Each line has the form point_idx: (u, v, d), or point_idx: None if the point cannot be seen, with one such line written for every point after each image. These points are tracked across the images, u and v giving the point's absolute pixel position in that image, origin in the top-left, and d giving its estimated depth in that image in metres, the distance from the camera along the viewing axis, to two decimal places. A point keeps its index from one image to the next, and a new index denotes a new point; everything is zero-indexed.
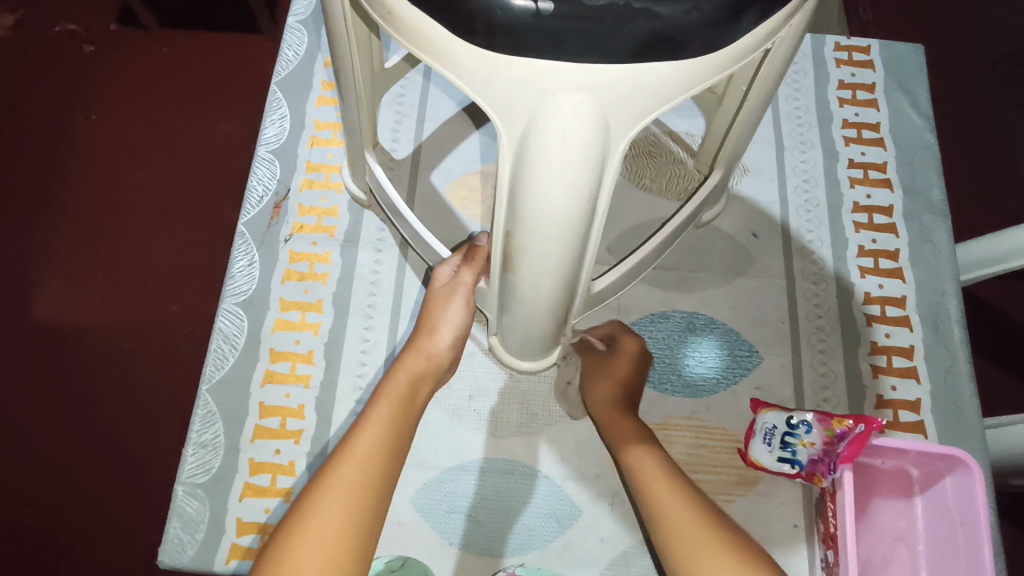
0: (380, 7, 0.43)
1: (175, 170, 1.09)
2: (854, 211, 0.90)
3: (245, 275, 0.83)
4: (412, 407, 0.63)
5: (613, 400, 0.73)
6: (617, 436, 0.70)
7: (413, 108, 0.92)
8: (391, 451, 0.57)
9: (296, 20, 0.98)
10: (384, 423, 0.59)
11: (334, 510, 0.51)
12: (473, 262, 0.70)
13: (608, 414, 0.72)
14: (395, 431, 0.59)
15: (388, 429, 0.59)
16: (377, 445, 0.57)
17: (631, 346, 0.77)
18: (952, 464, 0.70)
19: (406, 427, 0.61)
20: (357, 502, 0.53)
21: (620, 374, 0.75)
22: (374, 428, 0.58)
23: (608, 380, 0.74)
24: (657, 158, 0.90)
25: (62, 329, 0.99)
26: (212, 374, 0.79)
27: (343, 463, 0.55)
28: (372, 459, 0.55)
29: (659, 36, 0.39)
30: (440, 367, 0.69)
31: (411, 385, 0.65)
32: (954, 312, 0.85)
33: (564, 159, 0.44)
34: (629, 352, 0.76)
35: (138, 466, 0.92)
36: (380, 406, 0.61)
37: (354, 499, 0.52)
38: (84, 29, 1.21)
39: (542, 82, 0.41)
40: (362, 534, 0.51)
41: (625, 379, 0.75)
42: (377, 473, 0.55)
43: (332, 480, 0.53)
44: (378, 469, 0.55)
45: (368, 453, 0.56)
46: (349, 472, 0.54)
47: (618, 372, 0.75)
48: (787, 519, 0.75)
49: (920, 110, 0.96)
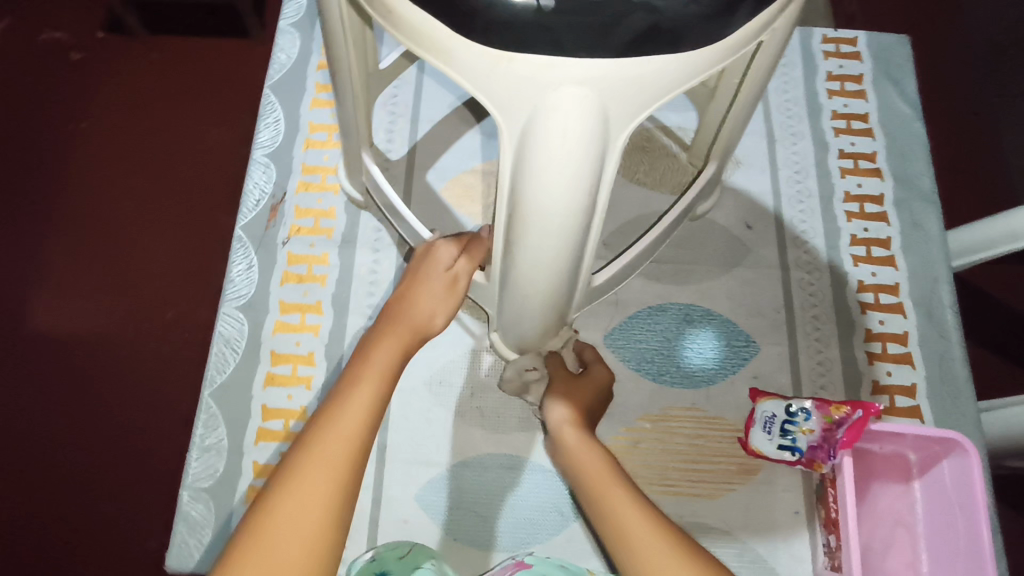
0: (380, 7, 0.44)
1: (166, 175, 1.09)
2: (846, 201, 0.91)
3: (243, 278, 0.84)
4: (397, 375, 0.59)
5: (574, 421, 0.68)
6: (575, 460, 0.65)
7: (407, 109, 0.92)
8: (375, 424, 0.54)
9: (287, 23, 0.99)
10: (371, 394, 0.55)
11: (315, 489, 0.48)
12: (477, 254, 0.70)
13: (564, 436, 0.68)
14: (381, 403, 0.55)
15: (375, 399, 0.55)
16: (363, 418, 0.53)
17: (601, 375, 0.74)
18: (949, 447, 0.71)
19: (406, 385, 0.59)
20: (339, 479, 0.49)
21: (585, 399, 0.72)
22: (359, 396, 0.54)
23: (571, 402, 0.70)
24: (651, 152, 0.91)
25: (57, 338, 0.98)
26: (213, 378, 0.79)
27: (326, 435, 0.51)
28: (359, 432, 0.52)
29: (657, 28, 0.40)
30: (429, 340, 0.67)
31: (399, 354, 0.61)
32: (946, 297, 0.86)
33: (566, 152, 0.45)
34: (598, 381, 0.74)
35: (138, 472, 0.91)
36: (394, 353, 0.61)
37: (337, 477, 0.49)
38: (71, 37, 1.21)
39: (542, 78, 0.42)
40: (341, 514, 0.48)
41: (588, 405, 0.71)
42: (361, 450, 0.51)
43: (313, 454, 0.49)
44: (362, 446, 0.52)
45: (354, 425, 0.52)
46: (335, 448, 0.50)
47: (583, 397, 0.72)
48: (788, 506, 0.76)
49: (907, 99, 0.98)
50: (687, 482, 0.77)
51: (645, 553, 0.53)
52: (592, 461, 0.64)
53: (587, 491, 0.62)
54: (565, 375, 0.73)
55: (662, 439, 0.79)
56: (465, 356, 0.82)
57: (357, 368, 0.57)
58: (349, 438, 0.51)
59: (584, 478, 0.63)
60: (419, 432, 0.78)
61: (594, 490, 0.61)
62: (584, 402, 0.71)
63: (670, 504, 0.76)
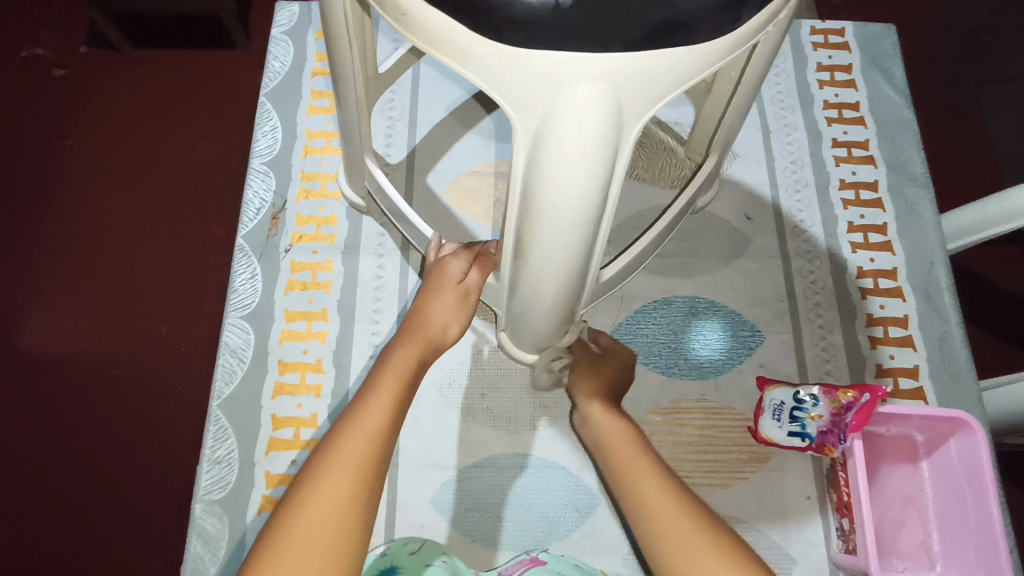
0: (394, 9, 0.44)
1: (158, 189, 1.08)
2: (841, 189, 0.92)
3: (247, 288, 0.83)
4: (417, 382, 0.62)
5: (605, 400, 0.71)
6: (601, 431, 0.66)
7: (404, 113, 0.92)
8: (399, 423, 0.57)
9: (280, 31, 0.98)
10: (395, 394, 0.58)
11: (347, 473, 0.50)
12: (488, 267, 0.71)
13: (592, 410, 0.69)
14: (404, 404, 0.58)
15: (398, 399, 0.58)
16: (394, 405, 0.57)
17: (623, 353, 0.78)
18: (955, 426, 0.73)
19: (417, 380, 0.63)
20: (369, 467, 0.51)
21: (609, 374, 0.75)
22: (384, 396, 0.57)
23: (597, 382, 0.73)
24: (648, 148, 0.92)
25: (53, 357, 0.97)
26: (221, 390, 0.78)
27: (355, 428, 0.53)
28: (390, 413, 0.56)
29: (672, 22, 0.40)
30: (442, 350, 0.69)
31: (419, 362, 0.64)
32: (944, 280, 0.87)
33: (581, 147, 0.45)
34: (621, 358, 0.77)
35: (142, 489, 0.90)
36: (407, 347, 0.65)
37: (367, 465, 0.51)
38: (54, 53, 1.20)
39: (559, 74, 0.42)
40: (370, 500, 0.50)
41: (613, 380, 0.74)
42: (388, 441, 0.54)
43: (345, 444, 0.52)
44: (388, 439, 0.54)
45: (381, 419, 0.55)
46: (363, 438, 0.53)
47: (607, 372, 0.75)
48: (800, 492, 0.77)
49: (896, 87, 0.99)
50: (700, 472, 0.77)
51: (660, 523, 0.53)
52: (619, 433, 0.65)
53: (612, 459, 0.62)
54: (588, 357, 0.75)
55: (672, 431, 0.79)
56: (474, 358, 0.82)
57: (381, 373, 0.60)
58: (378, 429, 0.54)
59: (609, 447, 0.64)
60: (432, 434, 0.78)
61: (614, 453, 0.63)
62: (608, 375, 0.75)
63: None
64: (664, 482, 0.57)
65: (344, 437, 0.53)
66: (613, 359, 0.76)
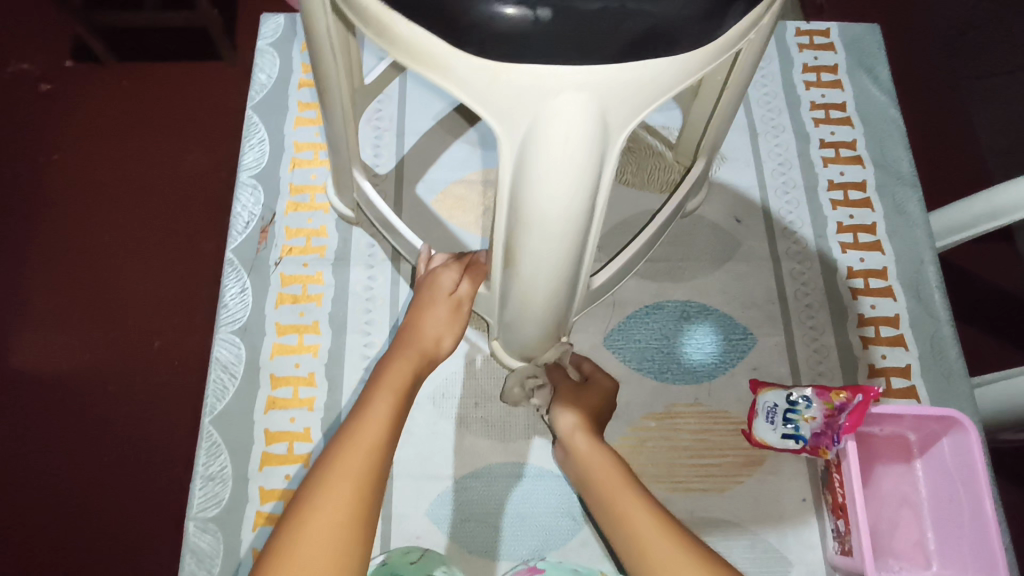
0: (376, 24, 0.44)
1: (147, 203, 1.07)
2: (830, 189, 0.93)
3: (238, 302, 0.83)
4: (411, 399, 0.62)
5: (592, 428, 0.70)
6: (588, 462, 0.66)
7: (391, 123, 0.92)
8: (396, 437, 0.57)
9: (265, 43, 0.98)
10: (389, 413, 0.58)
11: (343, 498, 0.50)
12: (478, 278, 0.71)
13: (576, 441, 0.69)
14: (397, 423, 0.58)
15: (392, 418, 0.57)
16: (389, 419, 0.57)
17: (606, 384, 0.76)
18: (947, 425, 0.73)
19: (411, 392, 0.62)
20: (364, 490, 0.51)
21: (593, 406, 0.73)
22: (377, 416, 0.57)
23: (581, 411, 0.71)
24: (637, 152, 0.92)
25: (45, 374, 0.96)
26: (213, 406, 0.78)
27: (350, 451, 0.53)
28: (386, 429, 0.56)
29: (654, 32, 0.40)
30: (436, 362, 0.70)
31: (414, 376, 0.64)
32: (934, 278, 0.88)
33: (567, 157, 0.45)
34: (604, 389, 0.75)
35: (137, 505, 0.90)
36: (402, 359, 0.65)
37: (362, 488, 0.51)
38: (40, 68, 1.19)
39: (542, 86, 0.42)
40: (368, 524, 0.50)
41: (596, 411, 0.73)
42: (383, 463, 0.54)
43: (340, 467, 0.52)
44: (384, 460, 0.54)
45: (375, 441, 0.54)
46: (358, 461, 0.52)
47: (590, 405, 0.73)
48: (795, 494, 0.77)
49: (882, 86, 1.00)
50: (696, 477, 0.77)
51: (636, 536, 0.56)
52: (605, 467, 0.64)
53: (600, 494, 0.62)
54: (570, 387, 0.74)
55: (667, 437, 0.79)
56: (466, 368, 0.82)
57: (373, 391, 0.60)
58: (372, 449, 0.53)
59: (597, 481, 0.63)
60: (426, 446, 0.78)
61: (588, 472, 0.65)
62: (592, 408, 0.73)
63: (680, 501, 0.76)
64: (653, 513, 0.57)
65: (338, 460, 0.52)
66: (599, 384, 0.76)
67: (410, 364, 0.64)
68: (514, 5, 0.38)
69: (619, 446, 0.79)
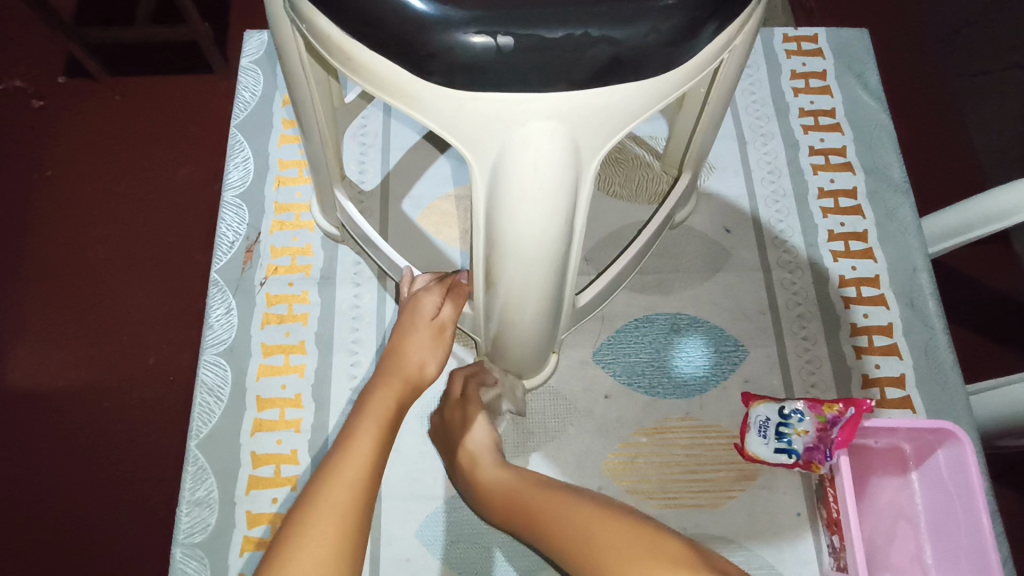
0: (340, 55, 0.45)
1: (138, 220, 1.07)
2: (820, 197, 0.92)
3: (223, 323, 0.82)
4: (396, 428, 0.61)
5: (489, 449, 0.70)
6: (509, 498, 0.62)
7: (377, 139, 0.92)
8: (381, 468, 0.56)
9: (249, 60, 0.98)
10: (374, 442, 0.57)
11: (330, 530, 0.49)
12: (461, 300, 0.70)
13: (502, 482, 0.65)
14: (383, 451, 0.57)
15: (377, 448, 0.57)
16: (374, 449, 0.56)
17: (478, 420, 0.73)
18: (942, 437, 0.72)
19: (395, 420, 0.62)
20: (349, 524, 0.50)
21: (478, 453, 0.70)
22: (362, 447, 0.56)
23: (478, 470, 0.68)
24: (624, 163, 0.91)
25: (38, 394, 0.95)
26: (199, 429, 0.77)
27: (336, 481, 0.52)
28: (372, 460, 0.55)
29: (619, 58, 0.41)
30: (424, 386, 0.68)
31: (398, 405, 0.63)
32: (927, 285, 0.87)
33: (539, 184, 0.45)
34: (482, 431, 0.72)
35: (130, 528, 0.89)
36: (385, 387, 0.64)
37: (348, 521, 0.50)
38: (31, 85, 1.19)
39: (509, 113, 0.42)
40: (354, 559, 0.49)
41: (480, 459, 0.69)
42: (369, 494, 0.53)
43: (324, 500, 0.51)
44: (370, 490, 0.53)
45: (359, 472, 0.54)
46: (342, 494, 0.51)
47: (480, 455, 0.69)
48: (790, 508, 0.76)
49: (871, 91, 0.99)
50: (689, 493, 0.76)
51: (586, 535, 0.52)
52: (531, 493, 0.61)
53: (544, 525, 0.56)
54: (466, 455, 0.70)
55: (658, 452, 0.78)
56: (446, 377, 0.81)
57: (358, 421, 0.59)
58: (358, 482, 0.53)
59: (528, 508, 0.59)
60: (415, 466, 0.77)
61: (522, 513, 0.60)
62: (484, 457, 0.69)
63: (672, 518, 0.75)
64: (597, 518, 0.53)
65: (322, 494, 0.51)
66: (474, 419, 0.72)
67: (393, 393, 0.64)
68: (477, 34, 0.39)
69: (609, 463, 0.78)
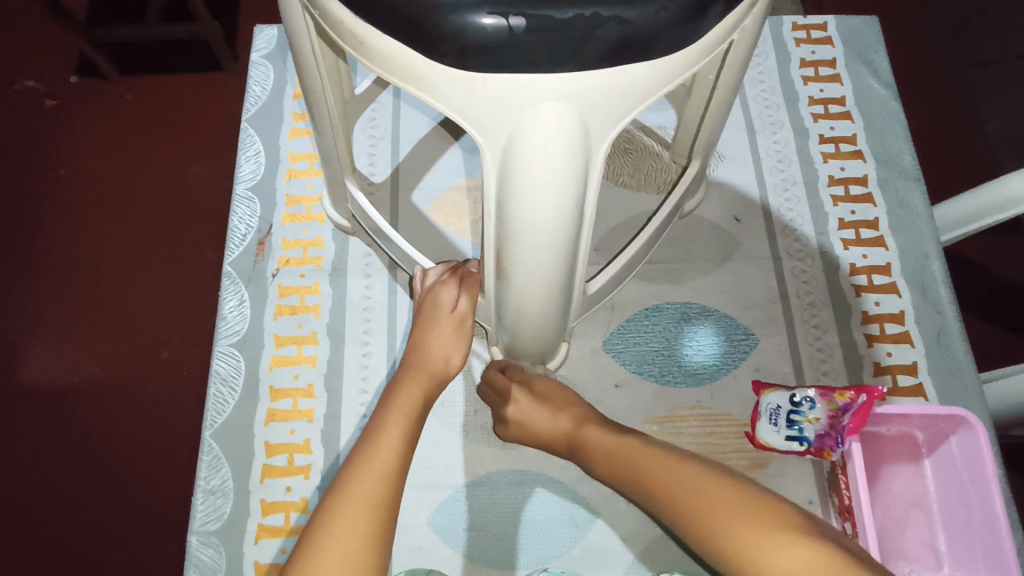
0: (351, 39, 0.45)
1: (152, 215, 1.08)
2: (831, 185, 0.92)
3: (236, 314, 0.83)
4: (422, 420, 0.63)
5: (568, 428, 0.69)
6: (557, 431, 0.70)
7: (386, 131, 0.92)
8: (408, 458, 0.57)
9: (259, 55, 0.99)
10: (401, 434, 0.58)
11: (358, 519, 0.50)
12: (476, 290, 0.70)
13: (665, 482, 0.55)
14: (410, 443, 0.58)
15: (405, 441, 0.58)
16: (402, 441, 0.57)
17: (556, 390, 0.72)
18: (956, 424, 0.71)
19: (420, 413, 0.63)
20: (379, 512, 0.51)
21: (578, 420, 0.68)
22: (391, 439, 0.57)
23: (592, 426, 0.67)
24: (633, 154, 0.91)
25: (55, 389, 0.97)
26: (213, 419, 0.78)
27: (365, 472, 0.53)
28: (399, 452, 0.56)
29: (629, 39, 0.41)
30: (448, 376, 0.70)
31: (423, 399, 0.64)
32: (939, 273, 0.86)
33: (549, 167, 0.45)
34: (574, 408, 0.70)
35: (145, 519, 0.90)
36: (407, 382, 0.65)
37: (377, 509, 0.51)
38: (45, 84, 1.20)
39: (520, 96, 0.43)
40: (380, 547, 0.49)
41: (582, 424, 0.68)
42: (396, 487, 0.54)
43: (354, 489, 0.52)
44: (397, 481, 0.54)
45: (387, 463, 0.54)
46: (372, 485, 0.52)
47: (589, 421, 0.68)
48: (801, 496, 0.76)
49: (882, 79, 0.98)
50: None
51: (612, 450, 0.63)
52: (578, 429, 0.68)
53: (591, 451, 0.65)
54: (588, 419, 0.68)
55: (670, 441, 0.78)
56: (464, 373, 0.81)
57: (386, 414, 0.60)
58: (385, 473, 0.53)
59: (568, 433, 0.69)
60: (428, 455, 0.77)
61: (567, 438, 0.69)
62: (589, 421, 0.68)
63: None
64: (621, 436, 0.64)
65: (353, 483, 0.52)
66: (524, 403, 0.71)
67: (420, 387, 0.65)
68: (488, 15, 0.40)
69: None
